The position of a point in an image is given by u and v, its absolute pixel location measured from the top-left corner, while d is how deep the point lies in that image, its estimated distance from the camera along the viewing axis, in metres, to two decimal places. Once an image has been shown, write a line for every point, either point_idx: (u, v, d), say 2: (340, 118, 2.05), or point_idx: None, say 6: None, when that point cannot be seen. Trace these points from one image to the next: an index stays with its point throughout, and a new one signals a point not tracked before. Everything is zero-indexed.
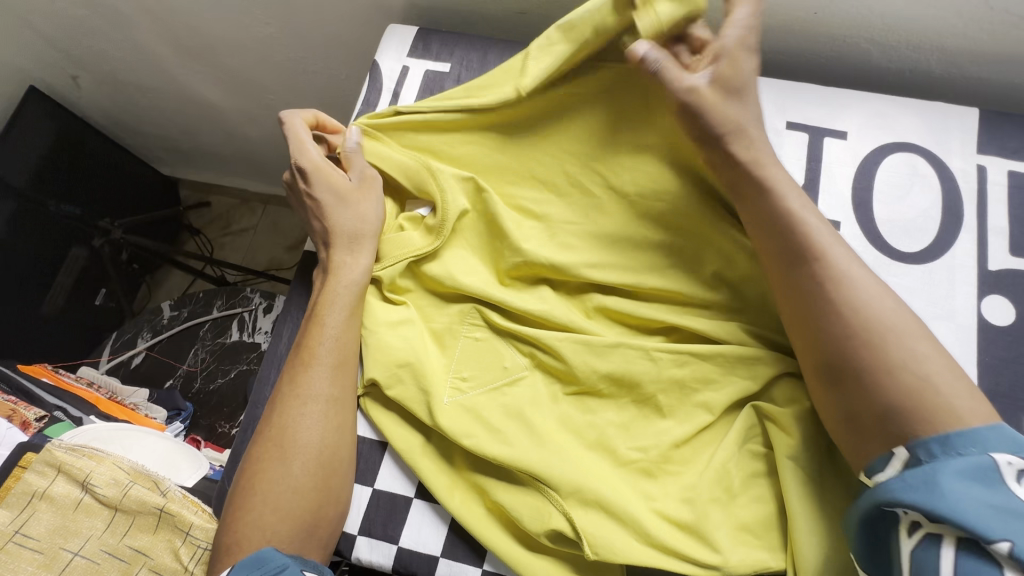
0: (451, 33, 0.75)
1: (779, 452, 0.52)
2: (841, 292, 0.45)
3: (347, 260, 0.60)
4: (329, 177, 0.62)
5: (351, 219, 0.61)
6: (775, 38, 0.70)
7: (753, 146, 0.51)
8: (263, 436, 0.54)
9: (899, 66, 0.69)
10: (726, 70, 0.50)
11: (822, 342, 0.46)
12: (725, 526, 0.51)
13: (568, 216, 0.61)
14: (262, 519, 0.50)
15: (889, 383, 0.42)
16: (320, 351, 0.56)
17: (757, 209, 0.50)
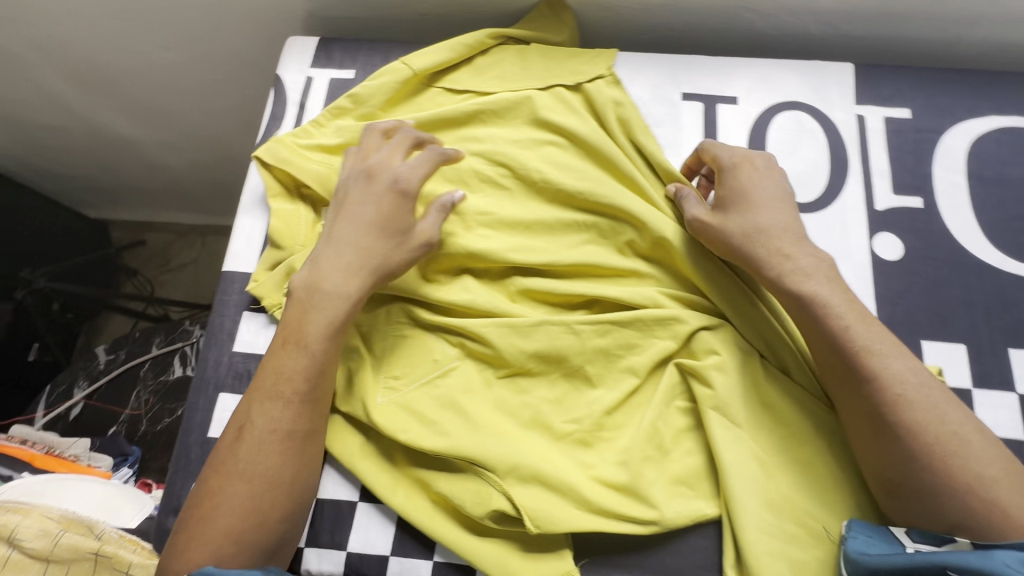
0: (352, 40, 0.75)
1: (703, 404, 0.54)
2: (900, 416, 0.47)
3: (351, 288, 0.55)
4: (399, 206, 0.58)
5: (377, 250, 0.56)
6: (665, 14, 0.74)
7: (787, 256, 0.53)
8: (228, 463, 0.50)
9: (780, 31, 0.74)
10: (727, 195, 0.57)
11: (886, 460, 0.48)
12: (660, 481, 0.53)
13: (481, 206, 0.63)
14: (224, 548, 0.48)
15: (952, 504, 0.46)
16: (298, 381, 0.52)
17: (810, 328, 0.51)
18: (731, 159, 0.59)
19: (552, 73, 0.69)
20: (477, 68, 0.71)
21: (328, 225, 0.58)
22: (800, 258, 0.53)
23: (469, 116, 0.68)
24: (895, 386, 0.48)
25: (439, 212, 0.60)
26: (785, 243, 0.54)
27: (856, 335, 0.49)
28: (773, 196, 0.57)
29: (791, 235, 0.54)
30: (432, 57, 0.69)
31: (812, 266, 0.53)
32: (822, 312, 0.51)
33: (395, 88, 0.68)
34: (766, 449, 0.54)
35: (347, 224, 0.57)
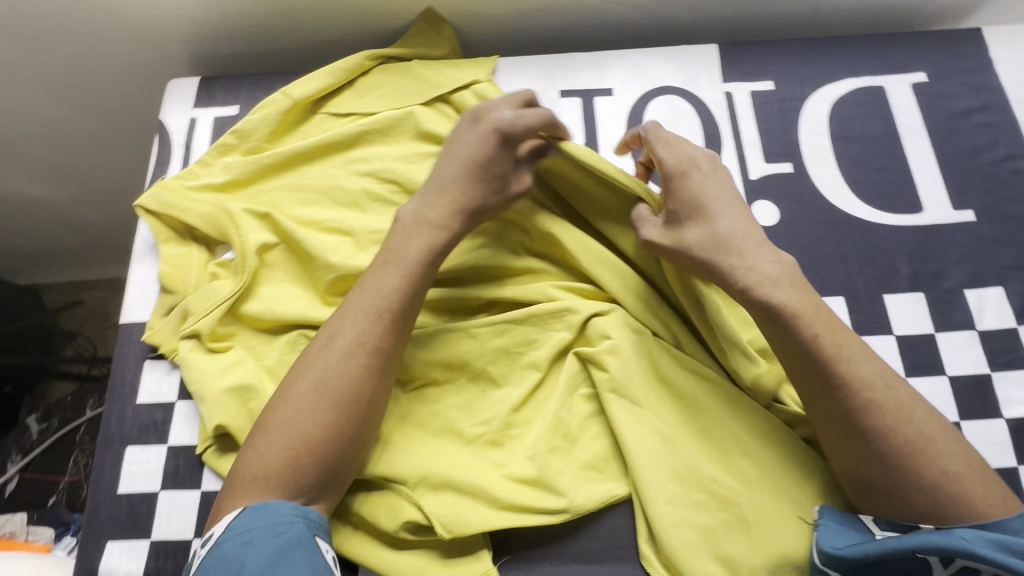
0: (234, 76, 0.75)
1: (601, 388, 0.56)
2: (871, 420, 0.47)
3: (448, 223, 0.56)
4: (498, 144, 0.56)
5: (474, 184, 0.56)
6: (539, 19, 0.77)
7: (748, 266, 0.51)
8: (317, 372, 0.51)
9: (650, 19, 0.77)
10: (680, 210, 0.54)
11: (862, 464, 0.48)
12: (569, 469, 0.54)
13: (373, 225, 0.64)
14: (296, 457, 0.49)
15: (921, 499, 0.47)
16: (391, 306, 0.53)
17: (782, 337, 0.49)
18: (677, 163, 0.55)
19: (432, 86, 0.71)
20: (359, 89, 0.71)
21: (439, 155, 0.58)
22: (761, 266, 0.51)
23: (355, 138, 0.68)
24: (865, 388, 0.48)
25: (540, 155, 0.58)
26: (748, 252, 0.52)
27: (828, 342, 0.49)
28: (727, 200, 0.55)
29: (752, 240, 0.52)
30: (311, 85, 0.69)
31: (773, 274, 0.51)
32: (791, 321, 0.49)
33: (278, 119, 0.68)
34: (669, 423, 0.55)
35: (453, 156, 0.57)
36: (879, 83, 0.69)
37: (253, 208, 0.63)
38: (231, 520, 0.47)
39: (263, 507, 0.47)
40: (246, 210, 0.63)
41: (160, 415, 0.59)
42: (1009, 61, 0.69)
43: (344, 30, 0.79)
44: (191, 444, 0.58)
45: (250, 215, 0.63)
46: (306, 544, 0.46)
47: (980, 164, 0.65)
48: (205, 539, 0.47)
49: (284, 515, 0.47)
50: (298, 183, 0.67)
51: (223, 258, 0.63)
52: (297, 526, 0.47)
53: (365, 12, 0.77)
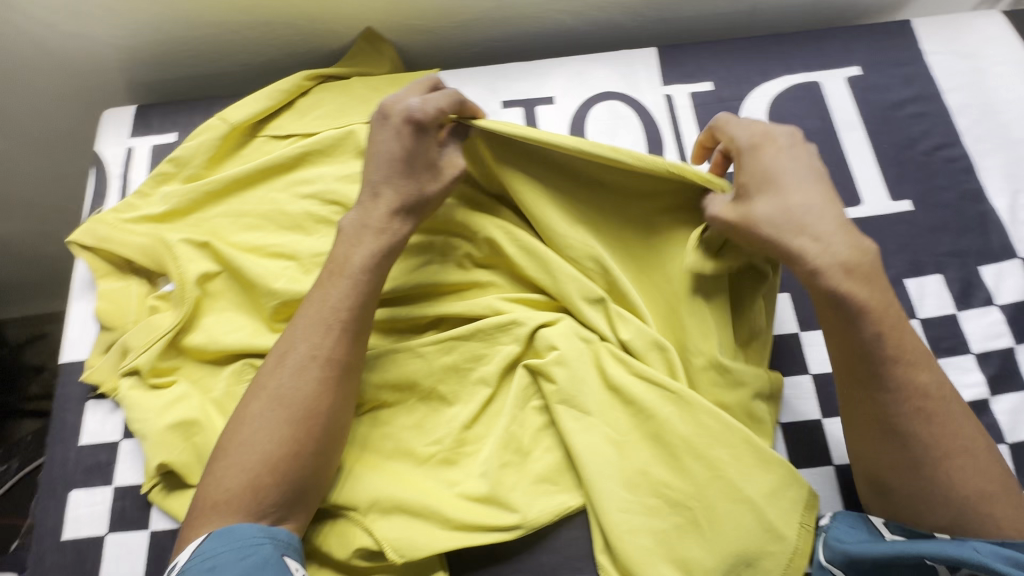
0: (172, 102, 0.74)
1: (551, 400, 0.56)
2: (919, 425, 0.48)
3: (392, 227, 0.56)
4: (415, 135, 0.54)
5: (405, 183, 0.55)
6: (480, 30, 0.77)
7: (819, 246, 0.48)
8: (270, 390, 0.51)
9: (590, 25, 0.77)
10: (751, 182, 0.50)
11: (899, 466, 0.49)
12: (522, 484, 0.54)
13: (317, 247, 0.63)
14: (258, 477, 0.48)
15: (944, 510, 0.48)
16: (340, 316, 0.53)
17: (844, 328, 0.49)
18: (750, 139, 0.52)
19: (372, 103, 0.70)
20: (299, 110, 0.70)
21: (365, 161, 0.57)
22: (833, 248, 0.48)
23: (295, 159, 0.67)
24: (920, 390, 0.48)
25: (462, 136, 0.58)
26: (820, 237, 0.49)
27: (887, 341, 0.48)
28: (804, 174, 0.51)
29: (827, 224, 0.49)
30: (249, 108, 0.68)
31: (841, 259, 0.48)
32: (852, 314, 0.48)
33: (215, 145, 0.67)
34: (621, 431, 0.55)
35: (379, 158, 0.56)
36: (815, 79, 0.70)
37: (191, 237, 0.62)
38: (196, 547, 0.46)
39: (229, 531, 0.47)
40: (183, 240, 0.62)
41: (104, 456, 0.58)
42: (938, 51, 0.71)
43: (283, 50, 0.78)
44: (137, 483, 0.57)
45: (189, 245, 0.62)
46: (275, 564, 0.46)
47: (915, 153, 0.66)
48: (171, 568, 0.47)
49: (251, 538, 0.46)
50: (240, 209, 0.66)
51: (163, 290, 0.62)
52: (265, 547, 0.47)
53: (303, 31, 0.76)
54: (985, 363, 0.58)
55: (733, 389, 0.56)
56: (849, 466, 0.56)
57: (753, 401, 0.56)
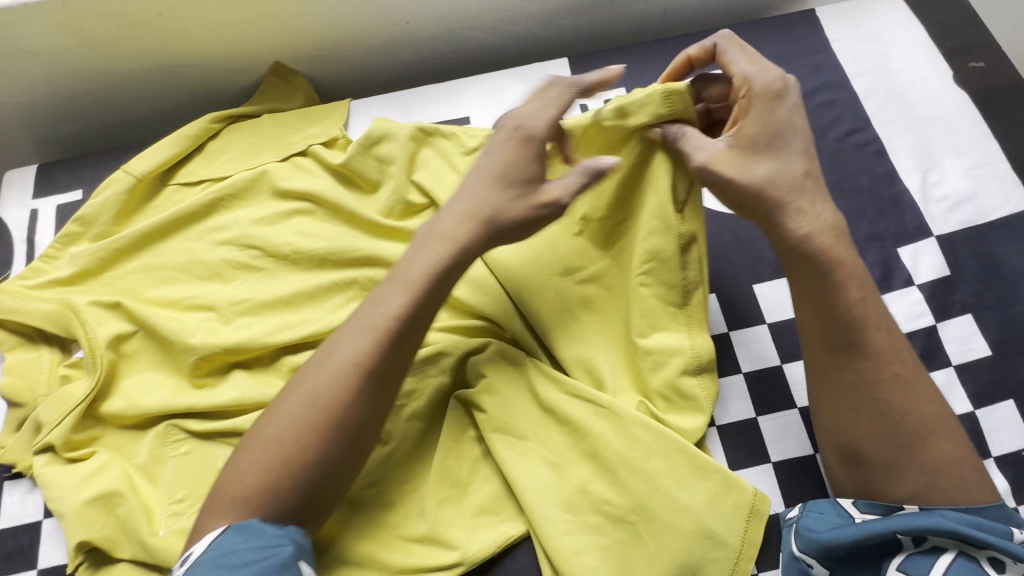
0: (77, 158, 0.71)
1: (483, 429, 0.55)
2: (896, 390, 0.48)
3: (463, 234, 0.51)
4: (522, 150, 0.52)
5: (492, 191, 0.51)
6: (395, 54, 0.76)
7: (805, 213, 0.51)
8: (308, 387, 0.47)
9: (505, 41, 0.77)
10: (751, 134, 0.51)
11: (875, 434, 0.48)
12: (461, 520, 0.54)
13: (235, 295, 0.61)
14: (280, 477, 0.45)
15: (914, 477, 0.47)
16: (393, 322, 0.48)
17: (825, 291, 0.50)
18: (765, 87, 0.52)
19: (285, 140, 0.68)
20: (210, 154, 0.68)
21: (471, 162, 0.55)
22: (822, 214, 0.51)
23: (207, 205, 0.65)
24: (895, 359, 0.49)
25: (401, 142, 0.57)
26: (802, 205, 0.51)
27: (863, 310, 0.49)
28: (800, 138, 0.52)
29: (810, 192, 0.51)
30: (154, 158, 0.66)
31: (817, 226, 0.50)
32: (835, 279, 0.50)
33: (121, 200, 0.65)
34: (557, 452, 0.55)
35: (480, 170, 0.53)
36: None
37: (99, 300, 0.60)
38: (211, 540, 0.43)
39: (245, 527, 0.43)
40: (92, 303, 0.60)
41: (24, 539, 0.55)
42: (842, 38, 0.72)
43: (190, 90, 0.76)
44: (60, 563, 0.54)
45: (98, 308, 0.60)
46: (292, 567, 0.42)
47: (827, 142, 0.67)
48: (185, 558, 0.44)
49: (271, 537, 0.43)
50: (152, 262, 0.63)
51: (75, 357, 0.60)
52: (281, 549, 0.43)
53: (210, 72, 0.74)
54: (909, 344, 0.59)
55: (659, 369, 0.56)
56: (788, 461, 0.56)
57: (683, 376, 0.56)
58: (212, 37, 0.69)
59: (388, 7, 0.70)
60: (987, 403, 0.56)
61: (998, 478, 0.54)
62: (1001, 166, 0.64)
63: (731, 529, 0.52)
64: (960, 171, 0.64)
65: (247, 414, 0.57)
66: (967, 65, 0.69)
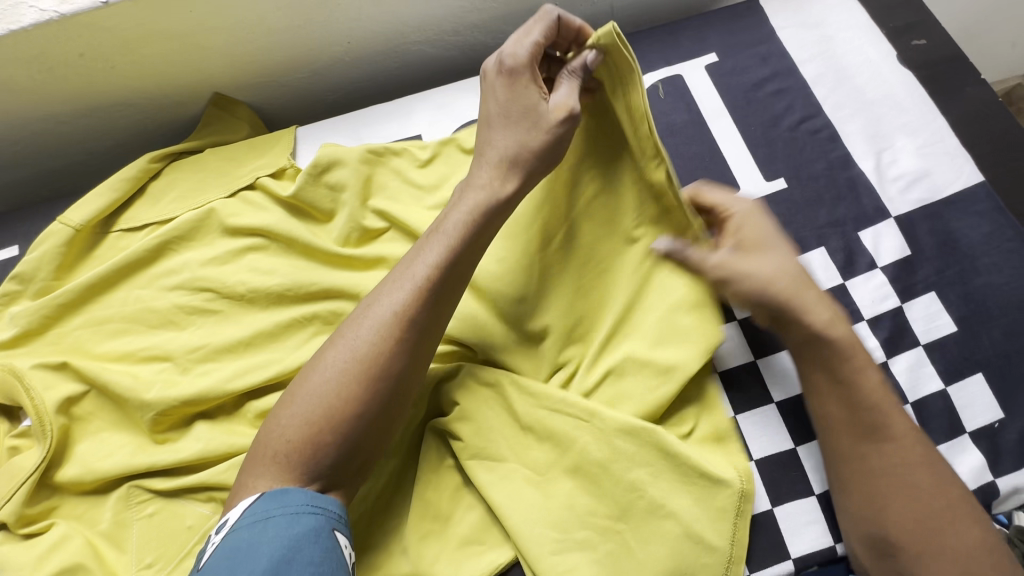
0: (11, 213, 0.69)
1: (461, 457, 0.54)
2: (925, 474, 0.49)
3: (495, 178, 0.51)
4: (517, 84, 0.52)
5: (506, 129, 0.52)
6: (339, 74, 0.74)
7: (816, 309, 0.52)
8: (350, 341, 0.46)
9: (451, 52, 0.75)
10: (750, 241, 0.53)
11: (907, 522, 0.48)
12: (446, 554, 0.52)
13: (190, 342, 0.58)
14: (320, 433, 0.44)
15: (950, 567, 0.47)
16: (432, 276, 0.48)
17: (845, 380, 0.51)
18: (743, 204, 0.55)
19: (231, 173, 0.66)
20: (152, 196, 0.65)
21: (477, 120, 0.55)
22: (830, 309, 0.52)
23: (152, 250, 0.62)
24: (919, 443, 0.50)
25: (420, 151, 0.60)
26: (813, 299, 0.52)
27: (883, 397, 0.51)
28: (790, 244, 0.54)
29: (814, 288, 0.52)
30: (91, 206, 0.62)
31: (829, 321, 0.51)
32: (852, 367, 0.51)
33: (59, 254, 0.61)
34: (538, 474, 0.54)
35: (487, 117, 0.53)
36: (677, 72, 0.70)
37: (44, 362, 0.56)
38: (249, 504, 0.41)
39: (283, 492, 0.42)
40: (37, 365, 0.56)
41: None
42: (788, 25, 0.72)
43: (127, 130, 0.73)
44: None
45: (43, 370, 0.56)
46: (326, 539, 0.40)
47: (781, 131, 0.67)
48: (219, 526, 0.42)
49: (301, 506, 0.41)
50: (98, 316, 0.60)
51: (23, 426, 0.58)
52: (313, 518, 0.40)
53: (145, 109, 0.71)
54: (877, 328, 0.59)
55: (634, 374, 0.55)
56: (767, 456, 0.56)
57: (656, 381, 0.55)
58: (144, 73, 0.66)
59: (325, 29, 0.67)
60: (957, 379, 0.57)
61: (972, 452, 0.55)
62: (951, 142, 0.64)
63: (717, 532, 0.50)
64: (912, 150, 0.65)
65: (213, 466, 0.55)
66: (910, 43, 0.70)
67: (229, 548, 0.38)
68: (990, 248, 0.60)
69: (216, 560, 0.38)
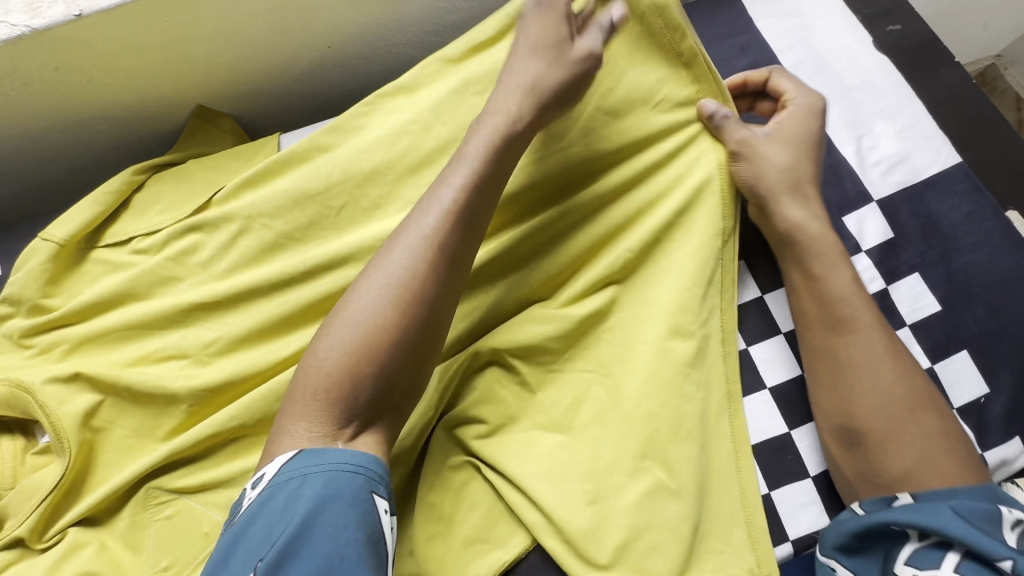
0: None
1: (477, 447, 0.55)
2: (900, 365, 0.52)
3: (520, 109, 0.52)
4: (552, 15, 0.54)
5: (538, 59, 0.53)
6: (323, 76, 0.73)
7: (801, 207, 0.58)
8: (382, 263, 0.47)
9: (435, 50, 0.75)
10: (783, 127, 0.60)
11: (876, 408, 0.51)
12: (453, 554, 0.52)
13: (201, 337, 0.58)
14: (359, 364, 0.43)
15: (909, 451, 0.50)
16: (463, 206, 0.49)
17: (824, 273, 0.56)
18: (806, 102, 0.61)
19: (218, 183, 0.65)
20: (137, 209, 0.65)
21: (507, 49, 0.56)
22: (814, 209, 0.58)
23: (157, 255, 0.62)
24: (892, 337, 0.54)
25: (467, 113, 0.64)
26: (798, 200, 0.58)
27: (857, 295, 0.55)
28: (817, 146, 0.61)
29: (807, 189, 0.59)
30: (76, 220, 0.62)
31: (807, 220, 0.57)
32: (826, 263, 0.56)
33: (47, 270, 0.60)
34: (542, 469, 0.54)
35: (518, 45, 0.54)
36: None
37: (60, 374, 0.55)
38: (285, 461, 0.41)
39: (321, 451, 0.41)
40: (49, 379, 0.55)
41: None
42: (765, 15, 0.72)
43: (110, 141, 0.72)
44: None
45: (55, 382, 0.55)
46: (363, 502, 0.39)
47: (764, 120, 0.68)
48: (257, 479, 0.42)
49: (338, 462, 0.40)
50: (107, 325, 0.58)
51: (41, 443, 0.57)
52: (351, 477, 0.40)
53: (129, 119, 0.70)
54: None
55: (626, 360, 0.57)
56: (764, 441, 0.57)
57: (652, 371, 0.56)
58: (124, 82, 0.65)
59: (307, 33, 0.66)
60: (943, 356, 0.58)
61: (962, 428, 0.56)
62: (929, 125, 0.65)
63: (724, 470, 0.54)
64: (891, 134, 0.66)
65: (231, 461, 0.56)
66: (885, 29, 0.71)
67: (267, 503, 0.39)
68: (970, 228, 0.61)
69: (256, 523, 0.38)
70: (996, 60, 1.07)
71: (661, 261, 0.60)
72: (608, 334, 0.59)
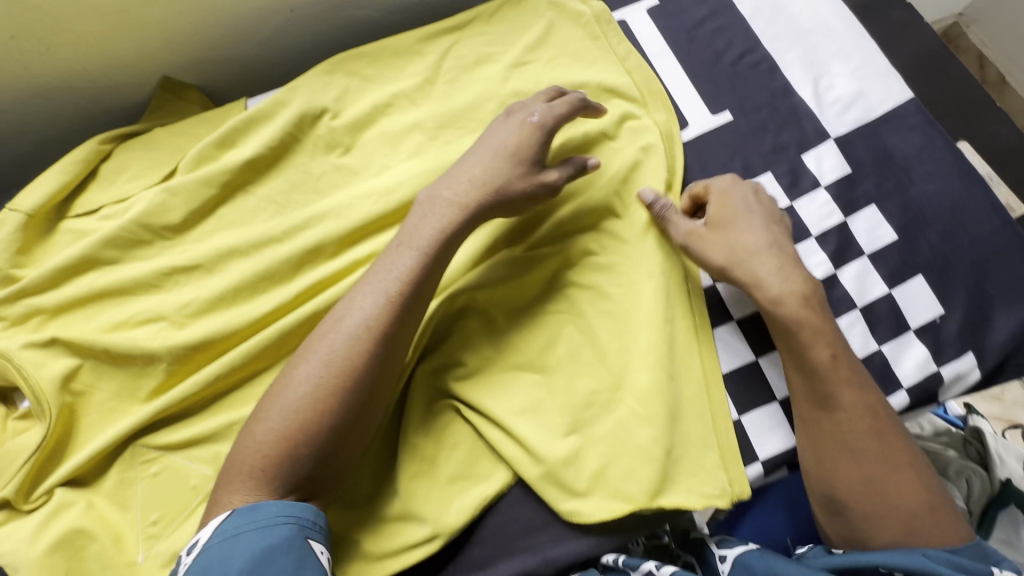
0: None
1: (455, 391, 0.57)
2: (880, 438, 0.51)
3: (465, 199, 0.55)
4: (530, 133, 0.58)
5: (500, 164, 0.57)
6: (289, 41, 0.74)
7: (772, 282, 0.55)
8: (324, 347, 0.48)
9: (400, 13, 0.76)
10: (724, 215, 0.59)
11: (857, 482, 0.51)
12: (435, 491, 0.54)
13: (177, 300, 0.59)
14: (294, 447, 0.46)
15: (892, 526, 0.50)
16: (403, 290, 0.51)
17: (800, 349, 0.54)
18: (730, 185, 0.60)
19: (186, 150, 0.65)
20: (108, 175, 0.65)
21: (480, 138, 0.60)
22: (790, 280, 0.55)
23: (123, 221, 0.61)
24: (873, 408, 0.52)
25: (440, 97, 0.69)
26: (768, 272, 0.56)
27: (838, 367, 0.53)
28: (770, 222, 0.59)
29: (774, 261, 0.56)
30: (47, 188, 0.62)
31: (786, 294, 0.55)
32: (804, 339, 0.54)
33: (19, 238, 0.60)
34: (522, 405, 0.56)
35: (489, 143, 0.58)
36: (621, 17, 0.72)
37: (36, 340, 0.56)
38: (219, 522, 0.43)
39: (254, 509, 0.44)
40: (27, 345, 0.55)
41: None
42: None
43: (76, 113, 0.71)
44: None
45: (31, 348, 0.56)
46: (296, 548, 0.42)
47: (724, 66, 0.69)
48: (192, 543, 0.44)
49: (269, 518, 0.43)
50: (78, 291, 0.59)
51: (22, 408, 0.58)
52: (285, 528, 0.43)
53: (93, 90, 0.69)
54: (824, 243, 0.62)
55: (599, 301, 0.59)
56: (735, 370, 0.59)
57: (622, 308, 0.58)
58: (85, 50, 0.65)
59: None
60: (901, 281, 0.60)
61: (919, 346, 0.59)
62: (882, 64, 0.68)
63: (697, 398, 0.56)
64: (847, 74, 0.68)
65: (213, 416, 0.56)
66: None
67: (201, 565, 0.41)
68: (923, 159, 0.64)
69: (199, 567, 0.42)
70: (957, 19, 1.11)
71: (627, 205, 0.62)
72: (580, 277, 0.60)
